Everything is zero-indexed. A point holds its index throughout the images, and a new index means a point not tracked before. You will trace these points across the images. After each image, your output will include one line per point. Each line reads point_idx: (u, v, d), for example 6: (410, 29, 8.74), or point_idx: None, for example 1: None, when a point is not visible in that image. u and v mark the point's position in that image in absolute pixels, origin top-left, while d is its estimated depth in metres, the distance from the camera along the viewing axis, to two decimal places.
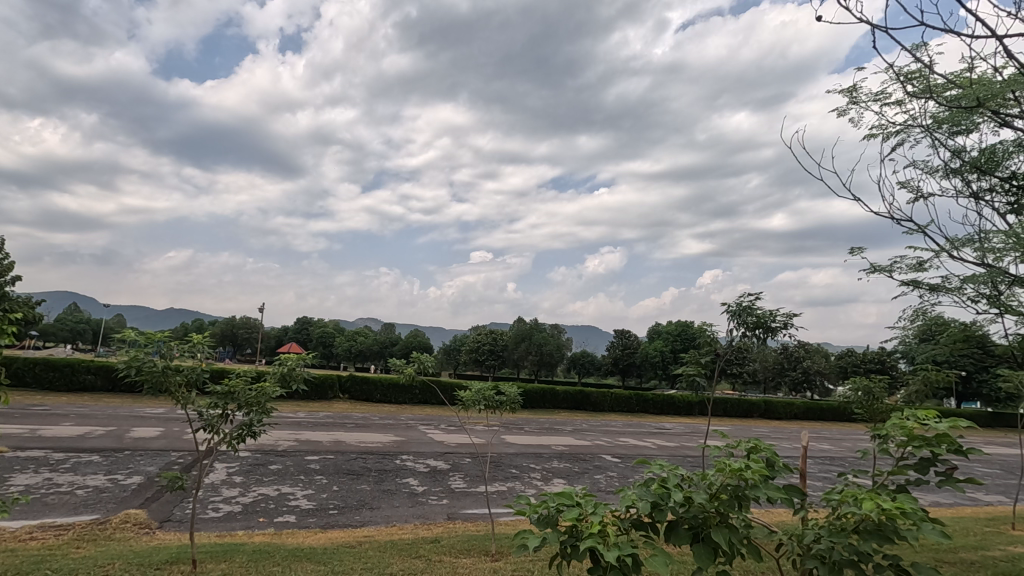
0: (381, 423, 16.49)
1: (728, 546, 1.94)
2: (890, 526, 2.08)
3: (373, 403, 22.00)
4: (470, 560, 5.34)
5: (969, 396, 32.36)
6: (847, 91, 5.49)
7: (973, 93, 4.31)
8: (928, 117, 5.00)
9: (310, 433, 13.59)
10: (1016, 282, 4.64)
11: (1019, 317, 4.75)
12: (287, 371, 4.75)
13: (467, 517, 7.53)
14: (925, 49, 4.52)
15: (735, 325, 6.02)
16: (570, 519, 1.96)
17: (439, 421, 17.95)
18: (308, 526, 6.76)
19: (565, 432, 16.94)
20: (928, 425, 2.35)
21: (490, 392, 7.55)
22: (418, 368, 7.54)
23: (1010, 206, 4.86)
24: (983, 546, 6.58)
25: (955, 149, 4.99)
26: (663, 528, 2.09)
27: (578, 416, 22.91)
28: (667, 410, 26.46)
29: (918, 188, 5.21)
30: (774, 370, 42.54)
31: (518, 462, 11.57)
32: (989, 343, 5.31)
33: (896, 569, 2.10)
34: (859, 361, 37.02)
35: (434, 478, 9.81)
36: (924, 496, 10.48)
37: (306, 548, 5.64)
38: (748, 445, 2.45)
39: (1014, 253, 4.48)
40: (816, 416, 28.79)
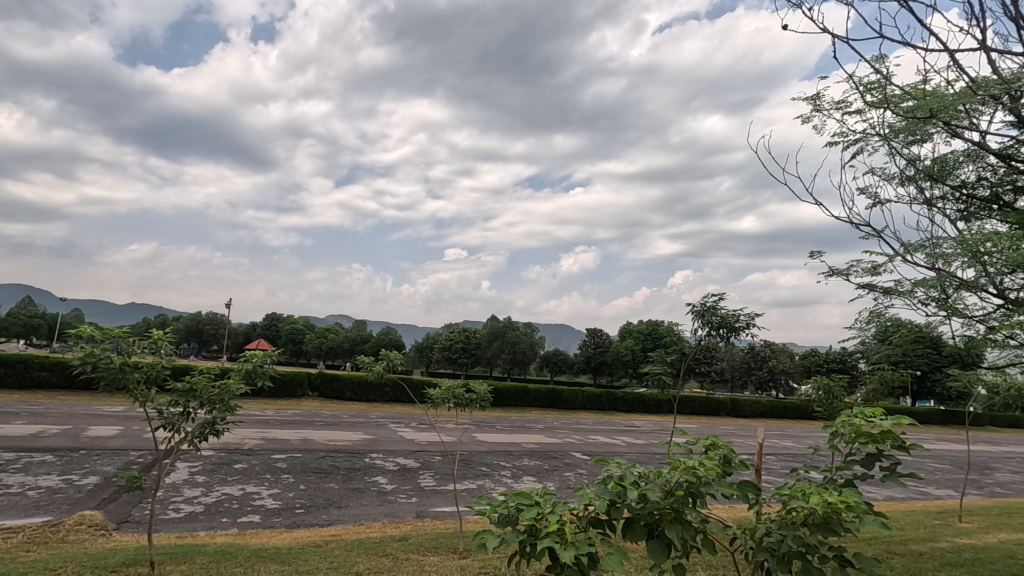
0: (351, 421, 16.33)
1: (681, 542, 2.00)
2: (835, 519, 2.17)
3: (343, 401, 21.75)
4: (438, 558, 5.35)
5: (923, 395, 33.87)
6: (811, 98, 5.69)
7: (926, 104, 4.51)
8: (886, 126, 5.21)
9: (278, 431, 13.38)
10: (964, 286, 4.88)
11: (965, 320, 5.00)
12: (252, 367, 4.62)
13: (436, 515, 7.53)
14: (882, 60, 4.71)
15: (700, 325, 6.15)
16: (529, 518, 1.99)
17: (411, 418, 17.87)
18: (273, 526, 6.64)
19: (535, 430, 17.05)
20: (874, 422, 2.45)
21: (460, 390, 7.55)
22: (387, 365, 7.48)
23: (960, 214, 5.10)
24: (933, 538, 6.87)
25: (910, 157, 5.21)
26: (620, 526, 2.13)
27: (549, 414, 23.11)
28: (637, 407, 26.91)
29: (876, 195, 5.43)
30: (740, 369, 43.63)
31: (488, 460, 11.64)
32: (939, 344, 5.56)
33: (840, 560, 2.18)
34: (822, 361, 38.24)
35: (404, 476, 9.77)
36: (879, 491, 10.91)
37: (270, 548, 5.55)
38: (707, 442, 2.52)
39: (962, 258, 4.70)
40: (781, 414, 29.62)
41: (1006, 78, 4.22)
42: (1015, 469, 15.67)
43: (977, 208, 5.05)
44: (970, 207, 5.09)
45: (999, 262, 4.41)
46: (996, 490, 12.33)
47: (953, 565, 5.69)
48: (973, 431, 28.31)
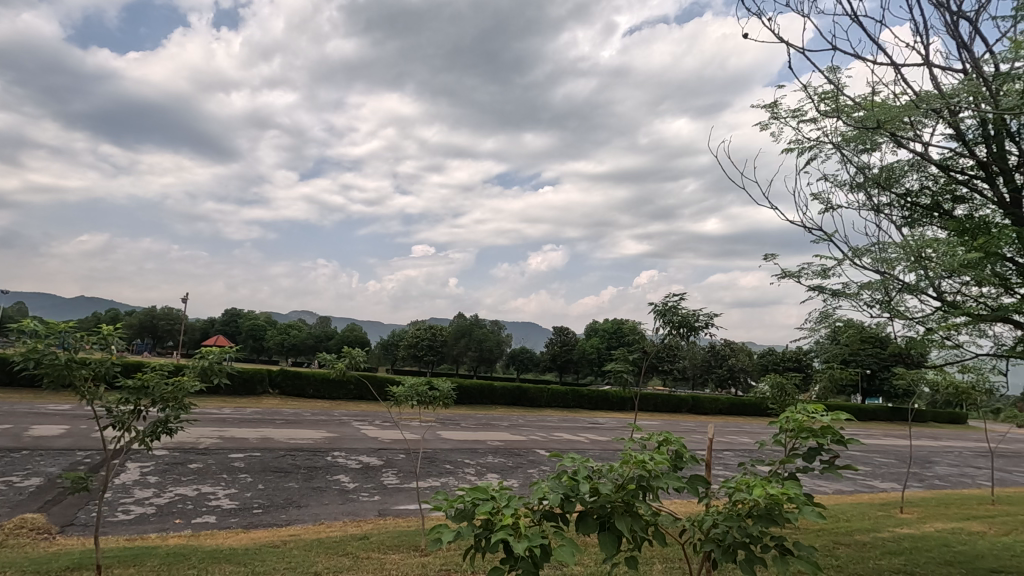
0: (313, 420, 16.05)
1: (630, 533, 2.06)
2: (776, 510, 2.27)
3: (305, 398, 21.36)
4: (399, 556, 5.33)
5: (872, 391, 35.52)
6: (770, 105, 5.89)
7: (874, 115, 4.72)
8: (838, 134, 5.44)
9: (236, 430, 13.04)
10: (906, 289, 5.15)
11: (906, 321, 5.27)
12: (209, 364, 4.49)
13: (398, 513, 7.49)
14: (836, 71, 4.91)
15: (661, 324, 6.30)
16: (484, 512, 2.02)
17: (374, 416, 17.67)
18: (229, 527, 6.50)
19: (500, 427, 17.12)
20: (815, 418, 2.57)
21: (422, 387, 7.52)
22: (349, 362, 7.38)
23: (905, 220, 5.37)
24: (875, 529, 7.21)
25: (860, 165, 5.45)
26: (574, 519, 2.18)
27: (514, 411, 23.26)
28: (601, 405, 27.31)
29: (828, 201, 5.66)
30: (702, 368, 44.79)
31: (453, 457, 11.63)
32: (884, 343, 5.86)
33: (781, 549, 2.28)
34: (779, 360, 39.62)
35: (366, 474, 9.67)
36: (828, 484, 11.39)
37: (225, 549, 5.42)
38: (659, 437, 2.57)
39: (904, 263, 4.95)
40: (738, 411, 30.53)
41: (945, 93, 4.46)
42: (952, 462, 16.62)
43: (920, 215, 5.32)
44: (914, 213, 5.37)
45: (938, 266, 4.66)
46: (936, 483, 13.04)
47: (893, 554, 5.99)
48: (916, 426, 29.83)
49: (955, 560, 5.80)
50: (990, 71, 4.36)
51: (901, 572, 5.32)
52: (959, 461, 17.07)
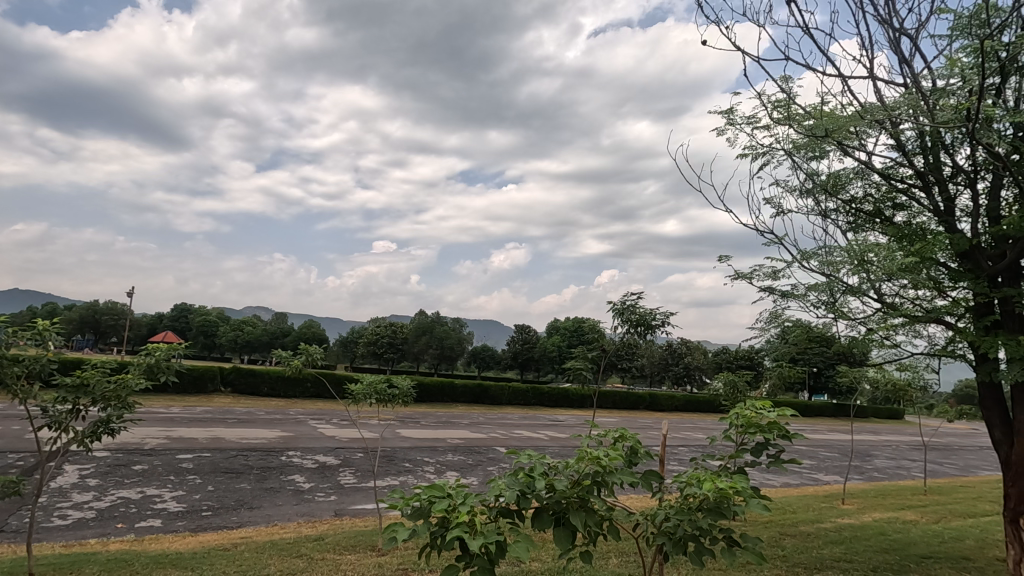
0: (268, 418, 15.61)
1: (584, 528, 2.10)
2: (725, 503, 2.35)
3: (259, 397, 20.75)
4: (355, 557, 5.23)
5: (818, 388, 37.21)
6: (726, 111, 6.07)
7: (823, 124, 4.92)
8: (789, 142, 5.66)
9: (184, 429, 12.54)
10: (849, 291, 5.39)
11: (849, 322, 5.53)
12: (155, 361, 4.29)
13: (354, 513, 7.37)
14: (788, 81, 5.11)
15: (619, 322, 6.41)
16: (440, 510, 2.01)
17: (332, 415, 17.33)
18: (176, 530, 6.25)
19: (461, 425, 17.07)
20: (763, 414, 2.68)
21: (382, 385, 7.41)
22: (305, 359, 7.19)
23: (849, 225, 5.63)
24: (819, 520, 7.55)
25: (810, 171, 5.68)
26: (530, 515, 2.20)
27: (475, 409, 23.23)
28: (561, 403, 27.59)
29: (780, 205, 5.87)
30: (659, 365, 45.86)
31: (412, 456, 11.52)
32: (830, 341, 6.12)
33: (728, 541, 2.37)
34: (732, 358, 40.97)
35: (322, 474, 9.47)
36: (776, 478, 11.87)
37: (171, 553, 5.21)
38: (615, 434, 2.61)
39: (848, 265, 5.18)
40: (694, 408, 31.40)
41: (888, 105, 4.69)
42: (890, 456, 17.57)
43: (864, 221, 5.59)
44: (858, 219, 5.64)
45: (878, 270, 4.92)
46: (875, 475, 13.77)
47: (834, 543, 6.29)
48: (857, 422, 31.39)
49: (890, 548, 6.14)
50: (928, 87, 4.62)
51: (840, 560, 5.59)
52: (896, 455, 18.06)
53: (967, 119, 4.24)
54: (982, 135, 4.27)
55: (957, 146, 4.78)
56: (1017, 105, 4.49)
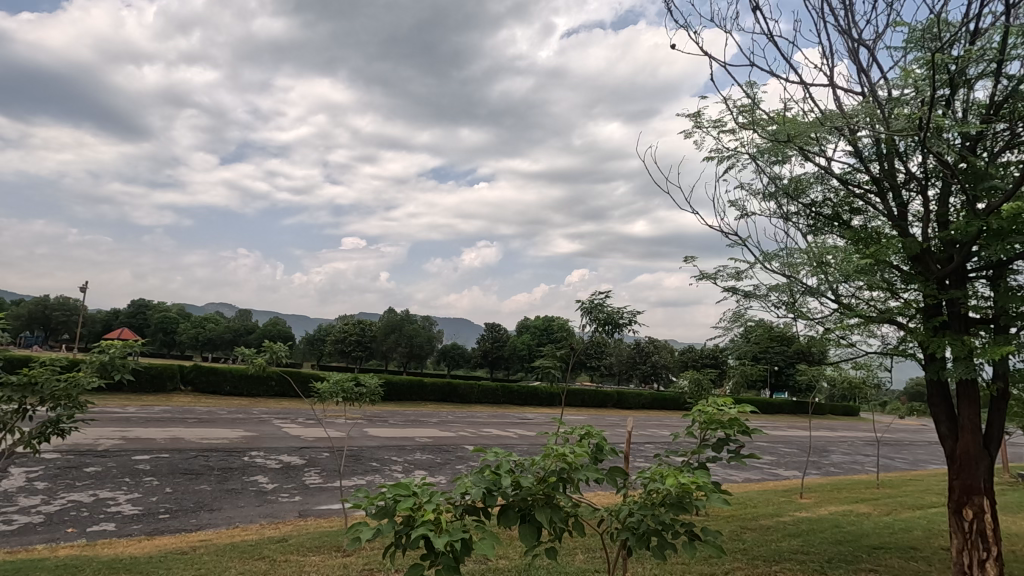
0: (229, 418, 15.19)
1: (549, 524, 2.11)
2: (686, 498, 2.40)
3: (221, 396, 20.19)
4: (319, 557, 5.15)
5: (779, 386, 38.38)
6: (693, 114, 6.18)
7: (785, 130, 5.06)
8: (753, 146, 5.80)
9: (141, 430, 12.09)
10: (808, 292, 5.57)
11: (808, 322, 5.71)
12: (109, 359, 4.12)
13: (320, 514, 7.26)
14: (753, 87, 5.24)
15: (588, 320, 6.47)
16: (405, 508, 1.99)
17: (297, 414, 16.99)
18: (131, 534, 6.04)
19: (429, 424, 16.97)
20: (723, 410, 2.76)
21: (349, 383, 7.29)
22: (269, 357, 7.02)
23: (809, 228, 5.81)
24: (778, 513, 7.79)
25: (773, 175, 5.83)
26: (495, 512, 2.20)
27: (444, 408, 23.12)
28: (530, 401, 27.70)
29: (744, 208, 6.02)
30: (627, 364, 46.53)
31: (379, 455, 11.40)
32: (790, 340, 6.30)
33: (690, 536, 2.42)
34: (697, 357, 41.87)
35: (286, 474, 9.28)
36: (738, 474, 12.19)
37: (126, 558, 5.03)
38: (582, 431, 2.64)
39: (808, 267, 5.35)
40: (660, 405, 31.98)
41: (846, 113, 4.86)
42: (845, 451, 18.27)
43: (823, 224, 5.78)
44: (818, 222, 5.82)
45: (835, 272, 5.09)
46: (831, 469, 14.29)
47: (792, 536, 6.49)
48: (815, 418, 32.52)
49: (844, 539, 6.38)
50: (884, 96, 4.81)
51: (798, 552, 5.78)
52: (850, 450, 18.79)
53: (919, 128, 4.42)
54: (933, 144, 4.46)
55: (910, 154, 4.99)
56: (965, 116, 4.71)
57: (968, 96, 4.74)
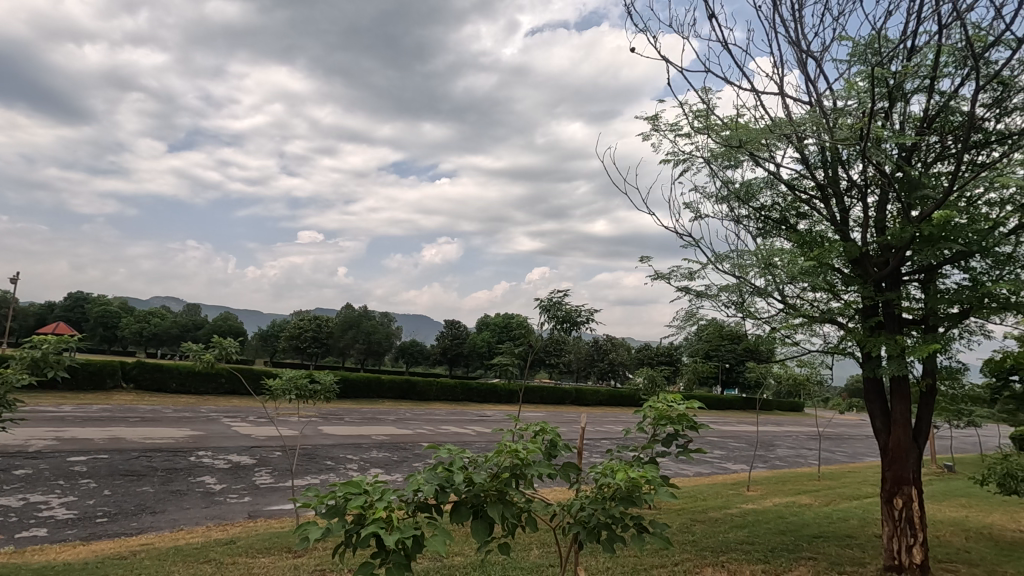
0: (175, 417, 14.55)
1: (501, 520, 2.13)
2: (636, 492, 2.46)
3: (166, 393, 19.34)
4: (269, 559, 5.03)
5: (730, 383, 39.74)
6: (652, 117, 6.32)
7: (738, 135, 5.24)
8: (708, 150, 5.98)
9: (77, 430, 11.45)
10: (756, 292, 5.79)
11: (756, 321, 5.94)
12: (42, 356, 3.88)
13: (270, 514, 7.07)
14: (708, 92, 5.40)
15: (546, 318, 6.53)
16: (356, 506, 1.97)
17: (248, 412, 16.44)
18: (65, 539, 5.73)
19: (387, 421, 16.75)
20: (673, 407, 2.84)
21: (302, 380, 7.12)
22: (218, 353, 6.78)
23: (758, 231, 6.04)
24: (726, 506, 8.08)
25: (726, 179, 6.03)
26: (448, 509, 2.20)
27: (402, 405, 22.89)
28: (489, 398, 27.72)
29: (698, 210, 6.20)
30: (585, 361, 47.17)
31: (334, 453, 11.18)
32: (739, 339, 6.53)
33: (639, 528, 2.48)
34: (653, 355, 42.85)
35: (236, 474, 8.98)
36: (689, 468, 12.57)
37: (58, 565, 4.77)
38: (536, 428, 2.66)
39: (757, 269, 5.55)
40: (616, 402, 32.58)
41: (795, 121, 5.06)
42: (790, 445, 19.11)
43: (772, 227, 6.02)
44: (767, 225, 6.06)
45: (782, 273, 5.30)
46: (776, 463, 14.90)
47: (738, 527, 6.75)
48: (762, 414, 33.86)
49: (786, 529, 6.67)
50: (829, 106, 5.05)
51: (744, 543, 6.00)
52: (795, 444, 19.67)
53: (860, 137, 4.66)
54: (873, 154, 4.71)
55: (852, 163, 5.25)
56: (902, 128, 4.99)
57: (905, 109, 5.03)
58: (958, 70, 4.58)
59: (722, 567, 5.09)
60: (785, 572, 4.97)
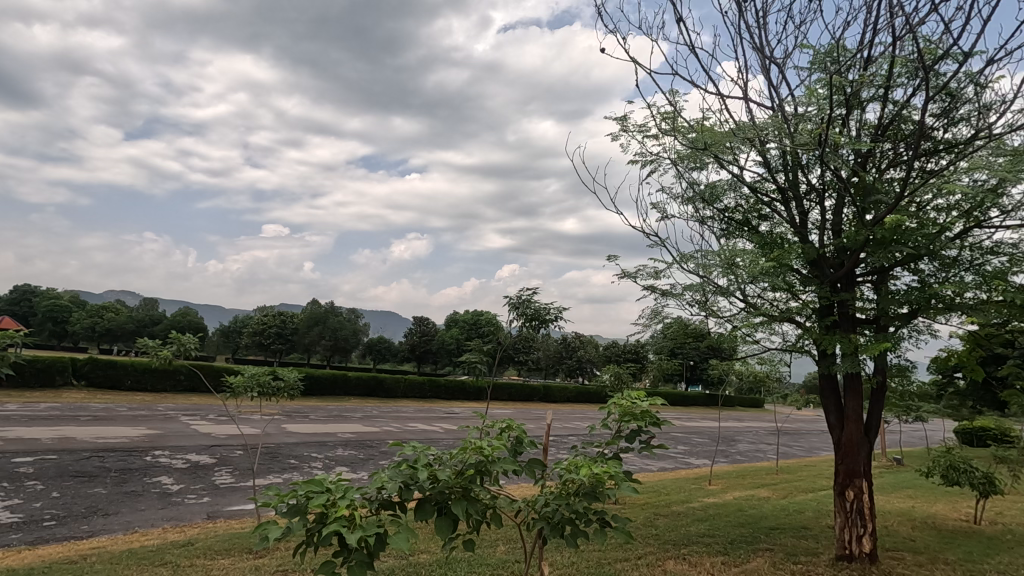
0: (130, 416, 14.04)
1: (464, 516, 2.13)
2: (599, 488, 2.50)
3: (121, 391, 18.63)
4: (229, 560, 4.91)
5: (694, 379, 40.64)
6: (621, 118, 6.40)
7: (703, 138, 5.35)
8: (674, 152, 6.08)
9: (23, 430, 10.92)
10: (719, 292, 5.93)
11: (718, 319, 6.09)
12: None
13: (231, 515, 6.89)
14: (675, 95, 5.50)
15: (515, 316, 6.56)
16: (317, 505, 1.94)
17: (208, 410, 15.97)
18: (10, 544, 5.47)
19: (353, 419, 16.53)
20: (637, 403, 2.89)
21: (265, 377, 6.96)
22: (176, 349, 6.57)
23: (722, 232, 6.19)
24: (688, 500, 8.28)
25: (691, 181, 6.15)
26: (412, 506, 2.20)
27: (369, 402, 22.62)
28: (458, 395, 27.65)
29: (664, 211, 6.31)
30: (554, 358, 47.49)
31: (298, 452, 10.98)
32: (703, 337, 6.68)
33: (602, 523, 2.51)
34: (621, 352, 43.44)
35: (194, 474, 8.72)
36: (654, 463, 12.82)
37: (1, 571, 4.55)
38: (502, 424, 2.65)
39: (720, 269, 5.69)
40: (584, 399, 32.93)
41: (758, 125, 5.20)
42: (750, 440, 19.67)
43: (735, 229, 6.18)
44: (730, 226, 6.21)
45: (744, 273, 5.44)
46: (737, 458, 15.32)
47: (700, 520, 6.92)
48: (724, 410, 34.77)
49: (745, 522, 6.88)
50: (791, 112, 5.20)
51: (705, 536, 6.16)
52: (755, 439, 20.27)
53: (820, 143, 4.82)
54: (830, 159, 4.88)
55: (811, 167, 5.43)
56: (858, 134, 5.18)
57: (861, 117, 5.22)
58: (910, 81, 4.78)
59: (684, 559, 5.22)
60: (743, 563, 5.13)
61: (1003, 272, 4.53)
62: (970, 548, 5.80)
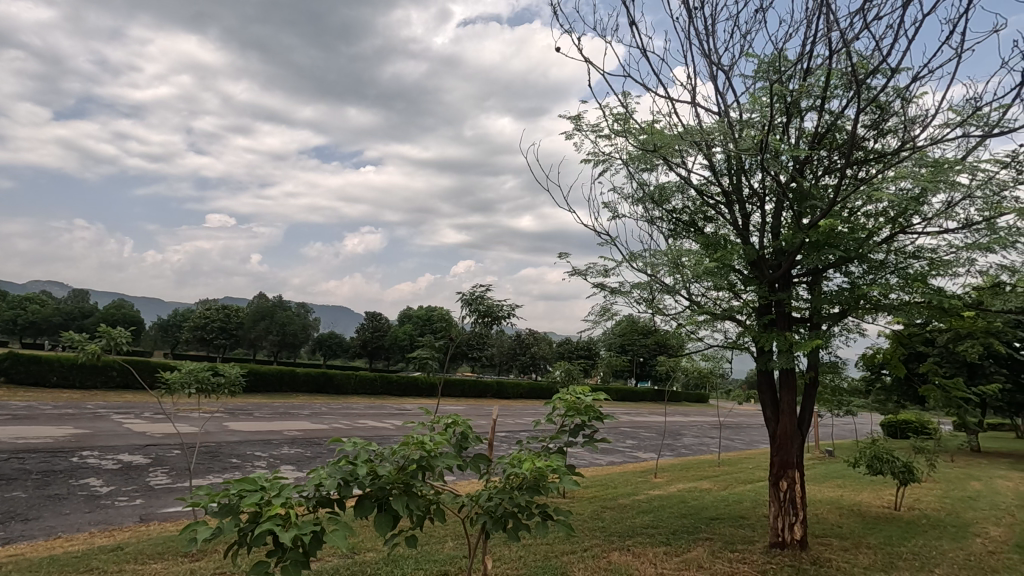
0: (55, 414, 13.15)
1: (404, 512, 2.11)
2: (541, 481, 2.53)
3: (45, 388, 17.42)
4: (162, 564, 4.69)
5: (643, 375, 41.73)
6: (575, 117, 6.47)
7: (653, 140, 5.49)
8: (626, 153, 6.21)
9: None
10: (665, 290, 6.11)
11: (664, 317, 6.26)
12: None
13: (165, 517, 6.57)
14: (626, 97, 5.61)
15: (468, 312, 6.54)
16: (250, 504, 1.88)
17: (143, 408, 15.15)
18: None
19: (300, 416, 16.05)
20: (581, 398, 2.94)
21: (205, 373, 6.65)
22: (105, 344, 6.17)
23: (669, 232, 6.38)
24: (634, 493, 8.48)
25: (642, 181, 6.30)
26: (350, 504, 2.16)
27: (317, 399, 22.05)
28: (410, 392, 27.35)
29: (615, 210, 6.43)
30: (508, 355, 47.67)
31: (241, 451, 10.57)
32: (649, 334, 6.86)
33: (543, 516, 2.54)
34: (573, 348, 44.07)
35: (126, 476, 8.25)
36: (603, 457, 13.09)
37: None
38: (447, 420, 2.64)
39: (666, 268, 5.85)
40: (537, 395, 33.21)
41: (705, 130, 5.38)
42: (695, 434, 20.37)
43: (681, 229, 6.37)
44: (677, 226, 6.40)
45: (689, 273, 5.63)
46: (683, 451, 15.83)
47: (644, 513, 7.10)
48: (672, 406, 35.84)
49: (687, 513, 7.11)
50: (736, 117, 5.41)
51: (649, 527, 6.33)
52: (699, 433, 21.03)
53: (761, 150, 5.04)
54: (771, 164, 5.11)
55: (753, 172, 5.66)
56: (797, 142, 5.44)
57: (800, 125, 5.49)
58: (845, 93, 5.05)
59: (628, 551, 5.35)
60: (684, 552, 5.32)
61: (923, 275, 4.87)
62: (890, 532, 6.21)
